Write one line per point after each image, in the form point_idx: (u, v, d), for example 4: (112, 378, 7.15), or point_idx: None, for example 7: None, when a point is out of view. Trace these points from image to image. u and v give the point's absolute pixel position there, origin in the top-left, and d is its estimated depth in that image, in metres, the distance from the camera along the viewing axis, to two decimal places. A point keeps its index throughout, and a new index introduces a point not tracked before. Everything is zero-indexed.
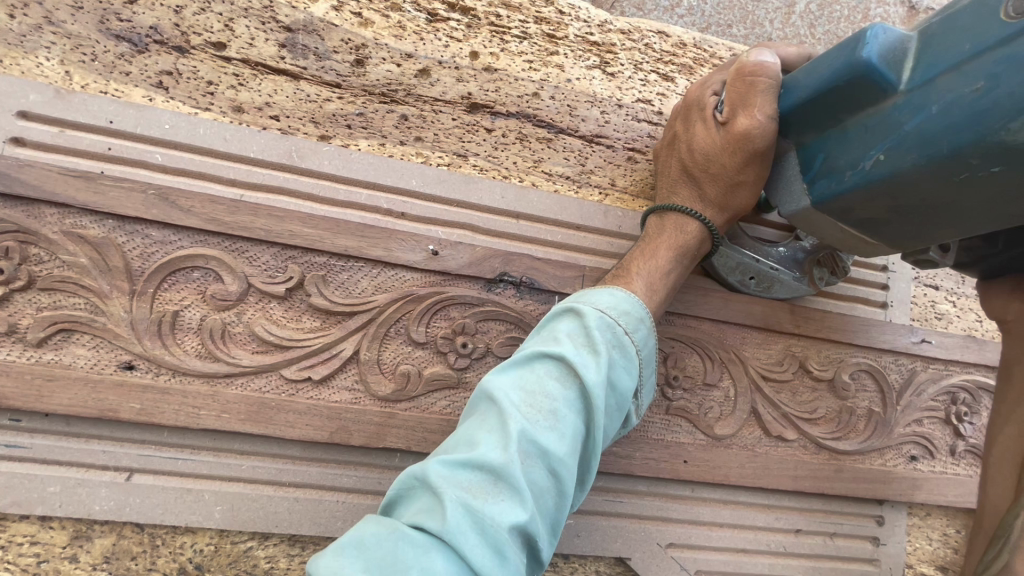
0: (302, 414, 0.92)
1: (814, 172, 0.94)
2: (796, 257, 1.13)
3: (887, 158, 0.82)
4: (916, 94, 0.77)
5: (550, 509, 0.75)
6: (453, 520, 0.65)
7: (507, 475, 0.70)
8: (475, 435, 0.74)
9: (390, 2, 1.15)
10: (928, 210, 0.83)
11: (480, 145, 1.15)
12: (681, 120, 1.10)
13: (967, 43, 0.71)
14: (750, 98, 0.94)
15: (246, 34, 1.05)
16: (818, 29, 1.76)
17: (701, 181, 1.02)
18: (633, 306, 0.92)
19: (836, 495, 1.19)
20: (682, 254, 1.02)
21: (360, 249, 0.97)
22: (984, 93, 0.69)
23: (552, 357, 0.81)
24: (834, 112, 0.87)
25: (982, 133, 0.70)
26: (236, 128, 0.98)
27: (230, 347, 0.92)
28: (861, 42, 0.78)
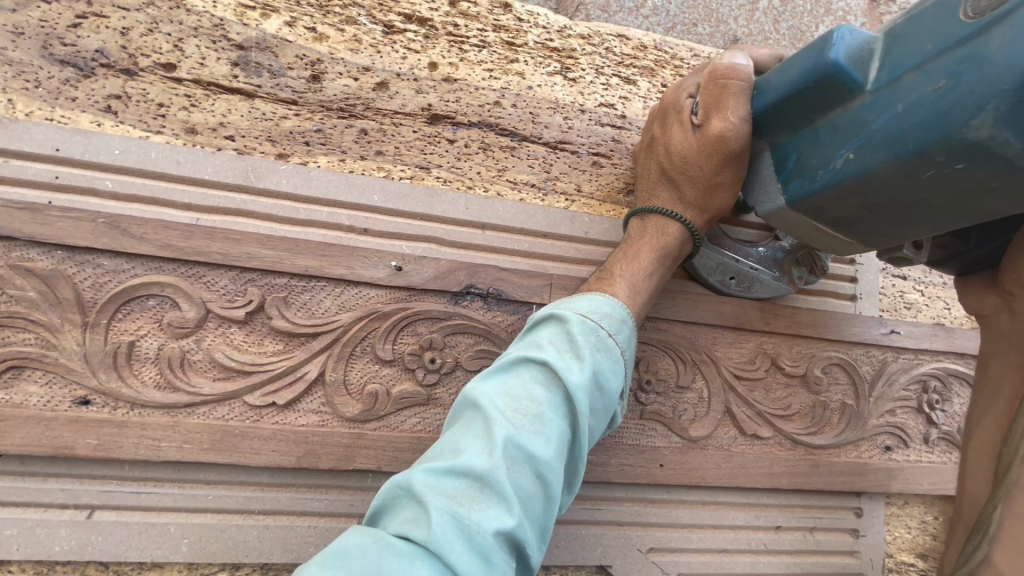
0: (267, 440, 0.90)
1: (788, 171, 0.95)
2: (776, 256, 1.16)
3: (856, 157, 0.83)
4: (882, 94, 0.79)
5: (537, 514, 0.75)
6: (439, 528, 0.65)
7: (494, 479, 0.70)
8: (461, 442, 0.75)
9: (345, 15, 1.15)
10: (899, 207, 0.85)
11: (442, 157, 1.14)
12: (658, 123, 1.11)
13: (929, 43, 0.73)
14: (724, 100, 0.95)
15: (196, 54, 1.05)
16: (782, 24, 1.80)
17: (680, 184, 1.03)
18: (613, 309, 0.94)
19: (814, 489, 1.19)
20: (665, 256, 1.04)
21: (321, 268, 0.96)
22: (946, 91, 0.71)
23: (537, 362, 0.82)
24: (805, 112, 0.89)
25: (945, 130, 0.71)
26: (190, 150, 0.97)
27: (190, 376, 0.89)
28: (829, 44, 0.81)
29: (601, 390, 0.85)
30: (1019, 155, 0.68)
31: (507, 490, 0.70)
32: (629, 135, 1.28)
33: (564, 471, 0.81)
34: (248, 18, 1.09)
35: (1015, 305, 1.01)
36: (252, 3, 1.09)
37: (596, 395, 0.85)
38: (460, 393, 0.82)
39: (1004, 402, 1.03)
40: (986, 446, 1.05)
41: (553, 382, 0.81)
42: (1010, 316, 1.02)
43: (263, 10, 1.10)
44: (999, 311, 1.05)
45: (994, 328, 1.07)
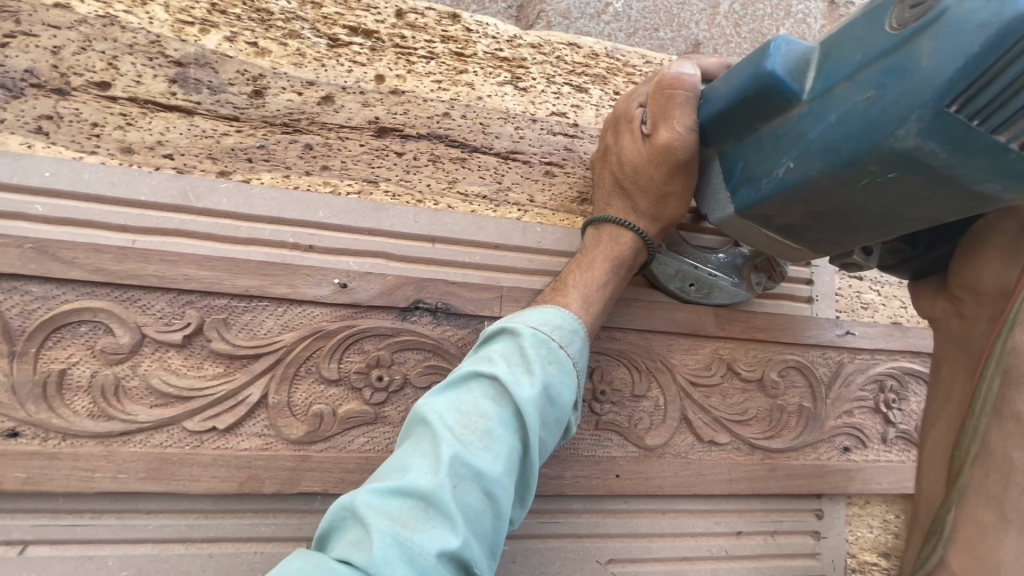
0: (208, 466, 0.89)
1: (735, 180, 0.94)
2: (736, 262, 1.17)
3: (796, 166, 0.81)
4: (817, 103, 0.77)
5: (487, 532, 0.73)
6: (380, 552, 0.62)
7: (439, 499, 0.67)
8: (408, 461, 0.72)
9: (288, 29, 1.13)
10: (842, 214, 0.84)
11: (390, 170, 1.13)
12: (611, 133, 1.10)
13: (858, 53, 0.72)
14: (670, 110, 0.95)
15: (132, 72, 1.02)
16: (743, 28, 1.79)
17: (632, 193, 1.02)
18: (566, 320, 0.92)
19: (774, 493, 1.19)
20: (619, 265, 1.03)
21: (262, 288, 0.94)
22: (875, 101, 0.69)
23: (486, 377, 0.80)
24: (747, 121, 0.88)
25: (875, 141, 0.70)
26: (125, 171, 0.94)
27: (126, 403, 0.87)
28: (767, 53, 0.81)
29: (554, 403, 0.83)
30: (945, 163, 0.68)
31: (452, 509, 0.68)
32: (581, 143, 1.28)
33: (517, 487, 0.78)
34: (186, 34, 1.06)
35: (963, 309, 1.02)
36: (191, 18, 1.07)
37: (548, 408, 0.82)
38: (410, 410, 0.80)
39: (957, 403, 1.03)
40: (938, 448, 1.06)
41: (503, 398, 0.78)
42: (959, 320, 1.03)
43: (201, 25, 1.08)
44: (949, 315, 1.06)
45: (945, 331, 1.08)
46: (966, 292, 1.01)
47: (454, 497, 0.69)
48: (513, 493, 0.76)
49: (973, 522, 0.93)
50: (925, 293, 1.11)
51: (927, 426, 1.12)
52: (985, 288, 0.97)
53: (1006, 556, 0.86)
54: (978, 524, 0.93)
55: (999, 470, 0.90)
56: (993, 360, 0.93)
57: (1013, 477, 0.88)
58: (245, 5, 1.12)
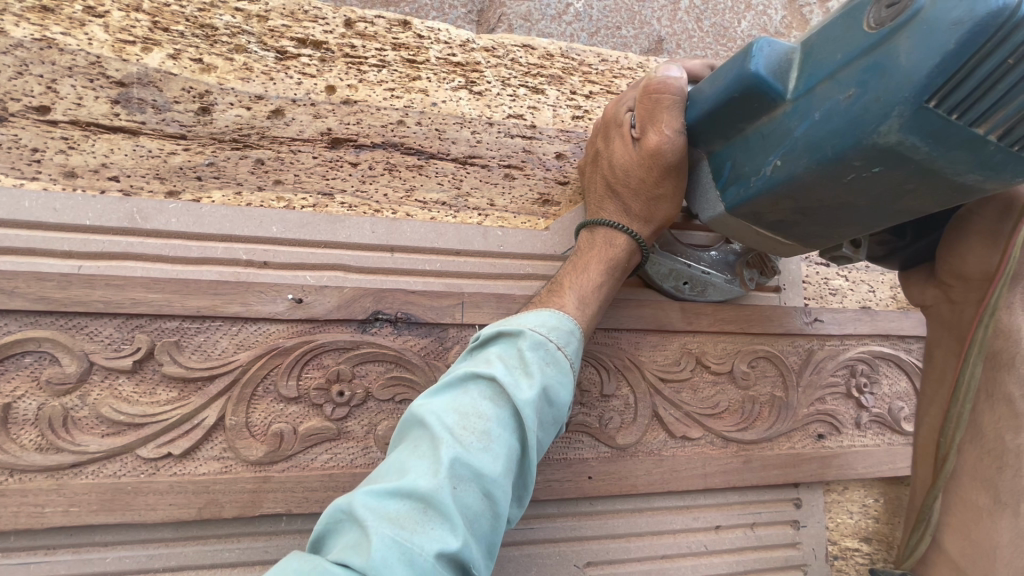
0: (164, 494, 0.86)
1: (725, 178, 0.92)
2: (728, 259, 1.20)
3: (784, 163, 0.80)
4: (801, 102, 0.76)
5: (486, 531, 0.71)
6: (379, 554, 0.60)
7: (439, 500, 0.65)
8: (405, 462, 0.70)
9: (234, 44, 1.12)
10: (829, 209, 0.83)
11: (346, 181, 1.11)
12: (601, 137, 1.08)
13: (838, 52, 0.71)
14: (658, 114, 0.93)
15: (72, 94, 1.00)
16: (704, 22, 1.79)
17: (624, 196, 1.01)
18: (562, 321, 0.90)
19: (750, 485, 1.19)
20: (613, 268, 1.01)
21: (214, 308, 0.93)
22: (857, 99, 0.69)
23: (485, 377, 0.78)
24: (733, 122, 0.86)
25: (859, 137, 0.70)
26: (67, 196, 0.90)
27: (75, 434, 0.85)
28: (749, 55, 0.78)
29: (552, 404, 0.81)
30: (928, 156, 0.68)
31: (453, 510, 0.66)
32: (540, 144, 1.27)
33: (513, 487, 0.76)
34: (127, 53, 1.04)
35: (953, 295, 1.03)
36: (132, 37, 1.06)
37: (547, 408, 0.81)
38: (405, 412, 0.77)
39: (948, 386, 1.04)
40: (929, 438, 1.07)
41: (501, 398, 0.76)
42: (949, 305, 1.04)
43: (143, 44, 1.06)
44: (939, 302, 1.07)
45: (937, 317, 1.09)
46: (953, 278, 1.01)
47: (454, 498, 0.67)
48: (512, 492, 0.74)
49: (970, 506, 0.95)
50: (914, 282, 1.11)
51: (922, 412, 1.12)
52: (971, 273, 0.98)
53: (1004, 535, 0.89)
54: (974, 507, 0.95)
55: (993, 452, 0.92)
56: (975, 343, 0.96)
57: (1008, 460, 0.89)
58: (188, 22, 1.11)
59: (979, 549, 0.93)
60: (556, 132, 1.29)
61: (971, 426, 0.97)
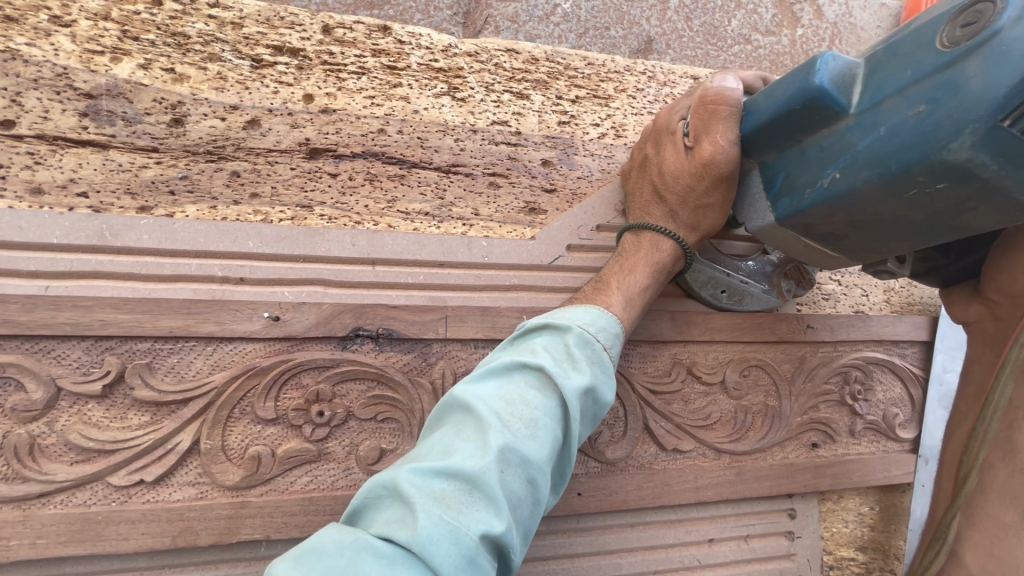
0: (136, 522, 0.84)
1: (777, 190, 0.91)
2: (765, 270, 1.20)
3: (843, 176, 0.79)
4: (865, 116, 0.76)
5: (524, 518, 0.70)
6: (426, 530, 0.60)
7: (487, 484, 0.65)
8: (450, 443, 0.69)
9: (207, 52, 1.09)
10: (882, 225, 0.82)
11: (325, 192, 1.08)
12: (651, 144, 1.07)
13: (908, 70, 0.71)
14: (714, 124, 0.92)
15: (38, 107, 0.96)
16: (694, 21, 1.76)
17: (672, 203, 0.99)
18: (609, 322, 0.89)
19: (743, 497, 1.17)
20: (659, 272, 1.00)
21: (187, 328, 0.89)
22: (927, 116, 0.68)
23: (533, 367, 0.77)
24: (789, 134, 0.85)
25: (926, 153, 0.69)
26: (33, 213, 0.87)
27: (42, 463, 0.82)
28: (813, 69, 0.78)
29: (597, 401, 0.80)
30: (995, 176, 0.67)
31: (497, 493, 0.65)
32: (525, 151, 1.24)
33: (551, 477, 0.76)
34: (95, 64, 1.01)
35: (1000, 312, 1.02)
36: (100, 47, 1.02)
37: (591, 403, 0.80)
38: (446, 394, 0.75)
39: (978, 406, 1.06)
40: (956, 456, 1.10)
41: (550, 390, 0.76)
42: (995, 322, 1.04)
43: (113, 53, 1.03)
44: (984, 318, 1.06)
45: (979, 334, 1.08)
46: (1002, 296, 1.01)
47: (500, 482, 0.66)
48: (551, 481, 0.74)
49: (994, 523, 0.94)
50: (955, 298, 1.11)
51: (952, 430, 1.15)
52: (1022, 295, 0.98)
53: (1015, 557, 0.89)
54: (997, 523, 0.94)
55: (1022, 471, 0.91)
56: (1007, 363, 0.97)
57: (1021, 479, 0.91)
58: (159, 30, 1.07)
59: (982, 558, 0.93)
60: (541, 138, 1.26)
61: (1003, 446, 0.96)
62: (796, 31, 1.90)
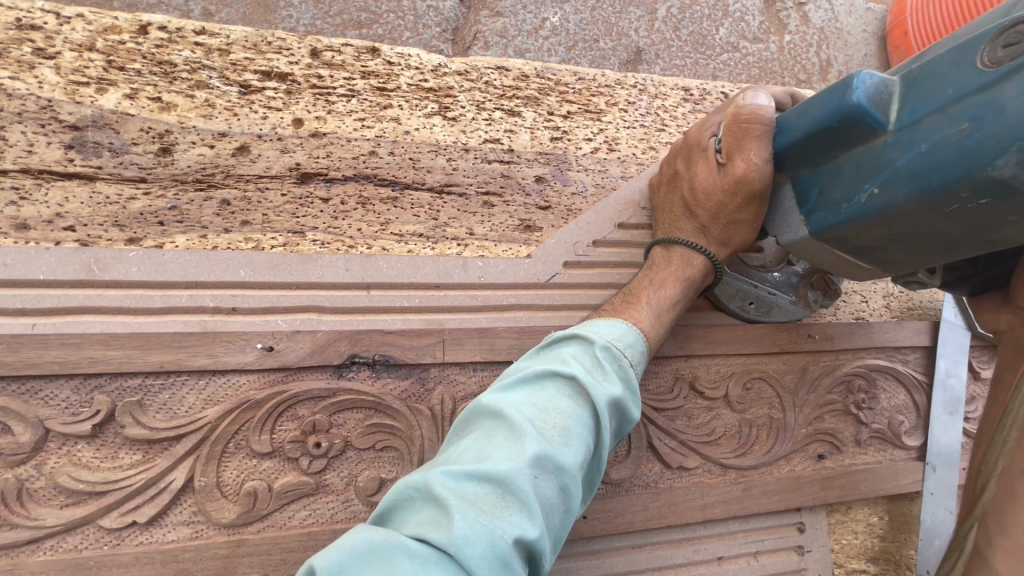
0: (129, 566, 0.81)
1: (811, 205, 0.90)
2: (791, 280, 1.18)
3: (881, 192, 0.79)
4: (904, 134, 0.76)
5: (555, 526, 0.69)
6: (463, 531, 0.58)
7: (523, 489, 0.63)
8: (482, 447, 0.67)
9: (195, 80, 1.08)
10: (919, 239, 0.81)
11: (317, 218, 1.06)
12: (681, 159, 1.08)
13: (948, 88, 0.72)
14: (746, 143, 0.92)
15: (22, 141, 0.95)
16: (683, 31, 1.76)
17: (702, 218, 1.00)
18: (637, 339, 0.88)
19: (752, 513, 1.15)
20: (689, 287, 1.00)
21: (178, 362, 0.87)
22: (971, 133, 0.69)
23: (564, 376, 0.76)
24: (823, 150, 0.85)
25: (970, 169, 0.70)
26: (18, 250, 0.85)
27: (32, 508, 0.80)
28: (850, 86, 0.77)
29: (625, 414, 0.80)
30: None
31: (532, 498, 0.64)
32: (518, 169, 1.23)
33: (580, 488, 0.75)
34: (80, 95, 0.99)
35: None
36: (85, 78, 1.01)
37: (620, 413, 0.79)
38: (475, 401, 0.74)
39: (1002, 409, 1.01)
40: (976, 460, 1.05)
41: (582, 397, 0.75)
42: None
43: (98, 84, 1.01)
44: (1016, 325, 1.06)
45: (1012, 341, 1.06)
46: None
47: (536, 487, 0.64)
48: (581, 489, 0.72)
49: None
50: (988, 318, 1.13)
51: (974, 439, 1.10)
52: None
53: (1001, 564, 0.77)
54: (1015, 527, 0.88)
55: None
56: None
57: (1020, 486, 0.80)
58: (145, 59, 1.06)
59: (982, 565, 0.90)
60: (534, 155, 1.25)
61: None
62: (783, 37, 1.91)
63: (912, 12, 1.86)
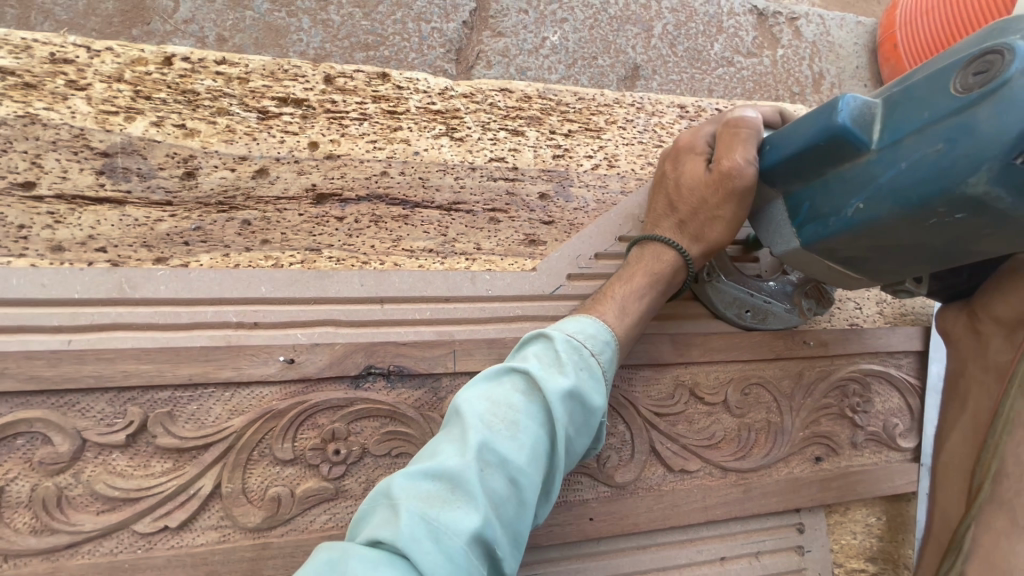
0: (161, 568, 0.86)
1: (802, 217, 0.96)
2: (786, 289, 1.24)
3: (866, 207, 0.84)
4: (885, 153, 0.81)
5: (514, 515, 0.76)
6: (407, 526, 0.67)
7: (466, 480, 0.72)
8: (440, 447, 0.77)
9: (216, 107, 1.14)
10: (905, 250, 0.87)
11: (333, 236, 1.12)
12: (667, 162, 1.13)
13: (925, 111, 0.77)
14: (736, 146, 0.98)
15: (56, 168, 1.01)
16: (678, 48, 1.83)
17: (685, 215, 1.04)
18: (598, 333, 0.95)
19: (753, 514, 1.19)
20: (658, 283, 1.05)
21: (206, 375, 0.93)
22: (945, 153, 0.74)
23: (519, 375, 0.85)
24: (811, 166, 0.90)
25: (946, 187, 0.75)
26: (55, 271, 0.91)
27: (70, 514, 0.84)
28: (835, 109, 0.83)
29: (584, 406, 0.86)
30: (1011, 207, 0.73)
31: (477, 490, 0.72)
32: (523, 186, 1.29)
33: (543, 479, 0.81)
34: (110, 124, 1.06)
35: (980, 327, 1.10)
36: (114, 108, 1.07)
37: (579, 406, 0.85)
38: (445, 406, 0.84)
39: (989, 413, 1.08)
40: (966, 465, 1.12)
41: (535, 393, 0.83)
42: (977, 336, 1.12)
43: (126, 113, 1.08)
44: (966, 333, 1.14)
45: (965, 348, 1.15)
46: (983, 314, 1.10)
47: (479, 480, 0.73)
48: (539, 480, 0.79)
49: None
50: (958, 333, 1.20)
51: (945, 440, 1.19)
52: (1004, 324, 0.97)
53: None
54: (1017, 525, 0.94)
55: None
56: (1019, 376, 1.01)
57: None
58: (170, 88, 1.12)
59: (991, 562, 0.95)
60: (538, 172, 1.31)
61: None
62: (776, 52, 1.97)
63: (901, 26, 1.92)
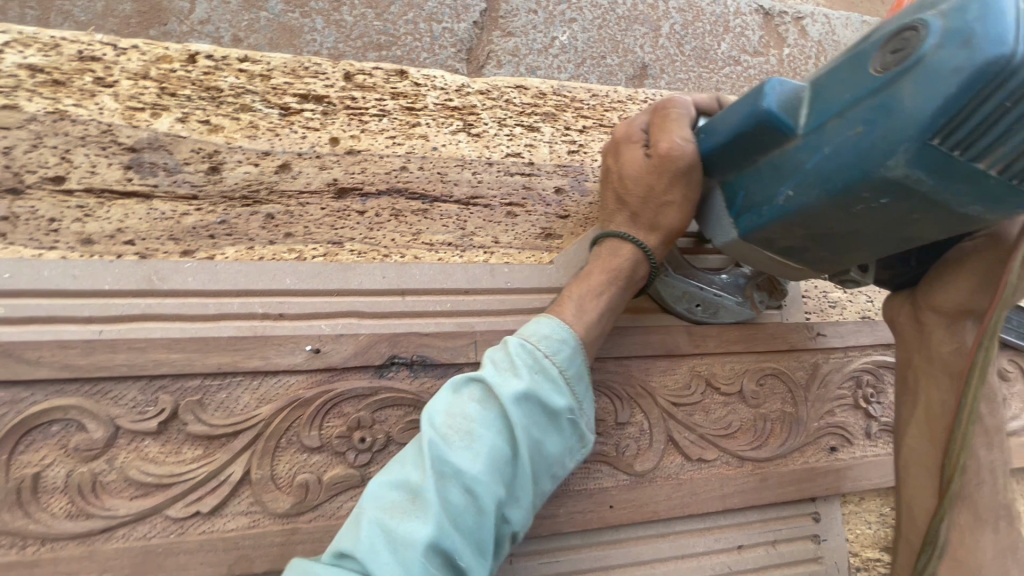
0: (194, 552, 0.88)
1: (738, 207, 0.97)
2: (738, 282, 1.23)
3: (795, 194, 0.85)
4: (811, 137, 0.81)
5: (475, 522, 0.77)
6: (365, 538, 0.73)
7: (421, 491, 0.76)
8: (407, 459, 0.82)
9: (239, 104, 1.16)
10: (840, 237, 0.88)
11: (355, 229, 1.14)
12: (607, 155, 1.13)
13: (847, 92, 0.76)
14: (671, 130, 1.00)
15: (85, 163, 1.03)
16: (686, 47, 1.85)
17: (634, 207, 1.05)
18: (556, 331, 0.94)
19: (770, 503, 1.21)
20: (618, 276, 1.04)
21: (234, 364, 0.95)
22: (865, 136, 0.73)
23: (476, 384, 0.87)
24: (745, 152, 0.91)
25: (865, 170, 0.74)
26: (87, 262, 0.93)
27: (105, 500, 0.86)
28: (762, 94, 0.85)
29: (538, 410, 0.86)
30: (932, 189, 0.72)
31: (430, 499, 0.75)
32: (539, 180, 1.31)
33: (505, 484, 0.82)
34: (137, 120, 1.08)
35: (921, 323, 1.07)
36: (140, 104, 1.09)
37: (535, 409, 0.86)
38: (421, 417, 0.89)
39: None
40: None
41: (490, 401, 0.85)
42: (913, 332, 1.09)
43: (152, 109, 1.10)
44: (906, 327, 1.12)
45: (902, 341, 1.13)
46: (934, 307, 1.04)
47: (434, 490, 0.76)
48: (497, 486, 0.80)
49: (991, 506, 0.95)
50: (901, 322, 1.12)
51: None
52: (943, 308, 1.02)
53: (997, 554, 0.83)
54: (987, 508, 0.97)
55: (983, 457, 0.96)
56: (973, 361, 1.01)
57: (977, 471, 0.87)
58: (194, 85, 1.15)
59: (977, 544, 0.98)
60: (553, 167, 1.33)
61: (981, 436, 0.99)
62: (783, 50, 1.99)
63: None
